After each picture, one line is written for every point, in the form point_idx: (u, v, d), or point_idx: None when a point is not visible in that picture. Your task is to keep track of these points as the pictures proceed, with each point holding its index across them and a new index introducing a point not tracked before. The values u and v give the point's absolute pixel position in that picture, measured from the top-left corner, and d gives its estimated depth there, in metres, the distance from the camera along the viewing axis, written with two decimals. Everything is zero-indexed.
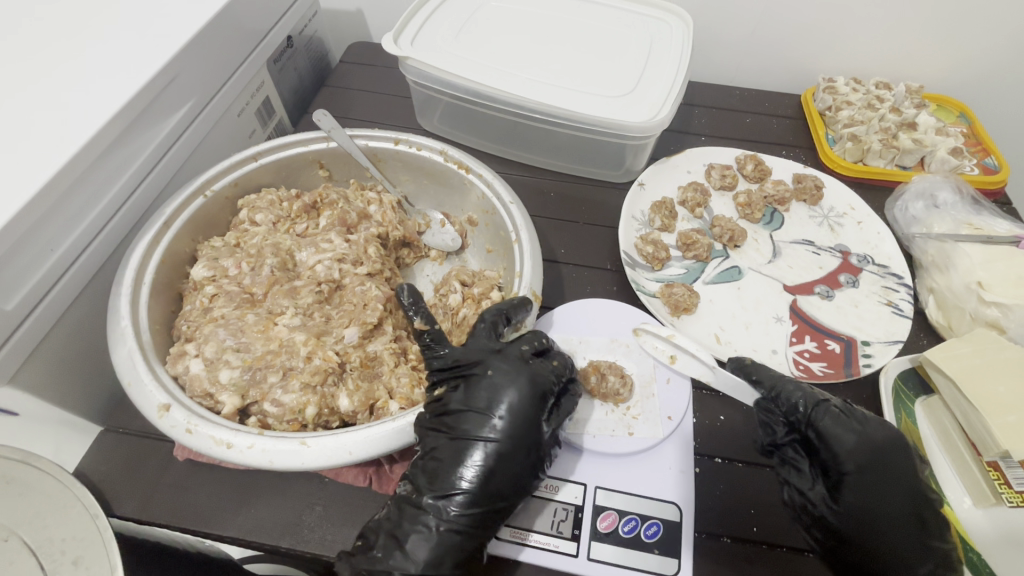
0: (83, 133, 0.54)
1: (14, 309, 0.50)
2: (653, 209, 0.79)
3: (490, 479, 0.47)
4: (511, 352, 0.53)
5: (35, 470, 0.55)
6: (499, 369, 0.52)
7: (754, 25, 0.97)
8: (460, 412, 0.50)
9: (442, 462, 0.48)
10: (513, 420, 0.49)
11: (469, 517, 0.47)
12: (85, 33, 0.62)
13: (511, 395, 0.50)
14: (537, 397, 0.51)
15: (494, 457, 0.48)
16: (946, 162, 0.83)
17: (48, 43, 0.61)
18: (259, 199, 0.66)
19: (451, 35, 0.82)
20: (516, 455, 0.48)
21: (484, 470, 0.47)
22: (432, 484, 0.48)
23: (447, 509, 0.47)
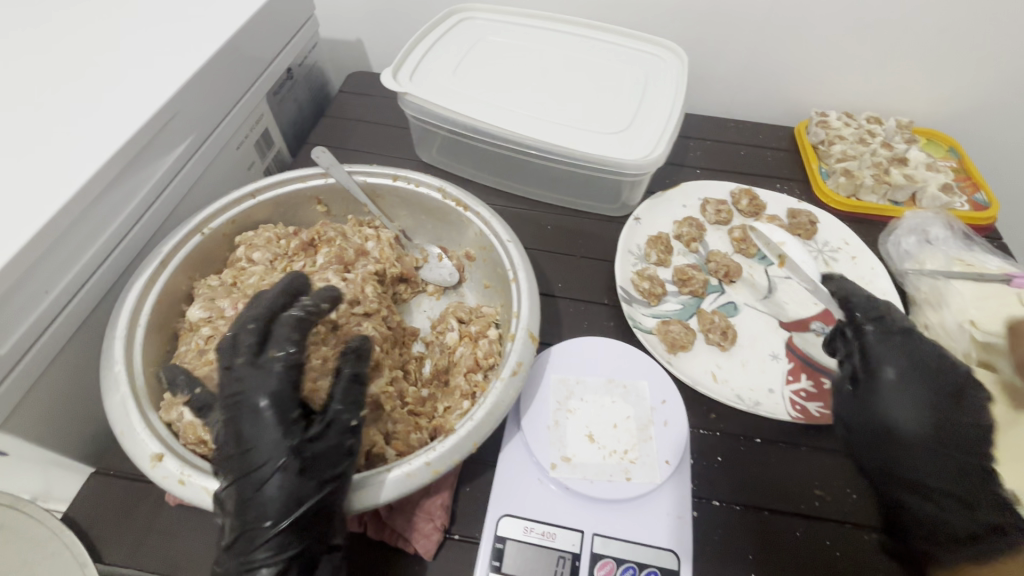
0: (81, 175, 0.54)
1: (6, 354, 0.49)
2: (649, 244, 0.80)
3: (299, 501, 0.44)
4: (243, 370, 0.47)
5: (23, 517, 0.54)
6: (250, 390, 0.46)
7: (747, 61, 0.99)
8: (247, 439, 0.45)
9: (240, 496, 0.44)
10: (272, 440, 0.45)
11: (268, 550, 0.43)
12: (84, 72, 0.63)
13: (239, 431, 0.45)
14: (280, 416, 0.45)
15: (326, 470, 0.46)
16: (938, 198, 0.85)
17: (40, 82, 0.61)
18: (257, 237, 0.66)
19: (449, 70, 0.83)
20: (279, 476, 0.44)
21: (287, 499, 0.44)
22: (246, 533, 0.43)
23: (246, 551, 0.43)
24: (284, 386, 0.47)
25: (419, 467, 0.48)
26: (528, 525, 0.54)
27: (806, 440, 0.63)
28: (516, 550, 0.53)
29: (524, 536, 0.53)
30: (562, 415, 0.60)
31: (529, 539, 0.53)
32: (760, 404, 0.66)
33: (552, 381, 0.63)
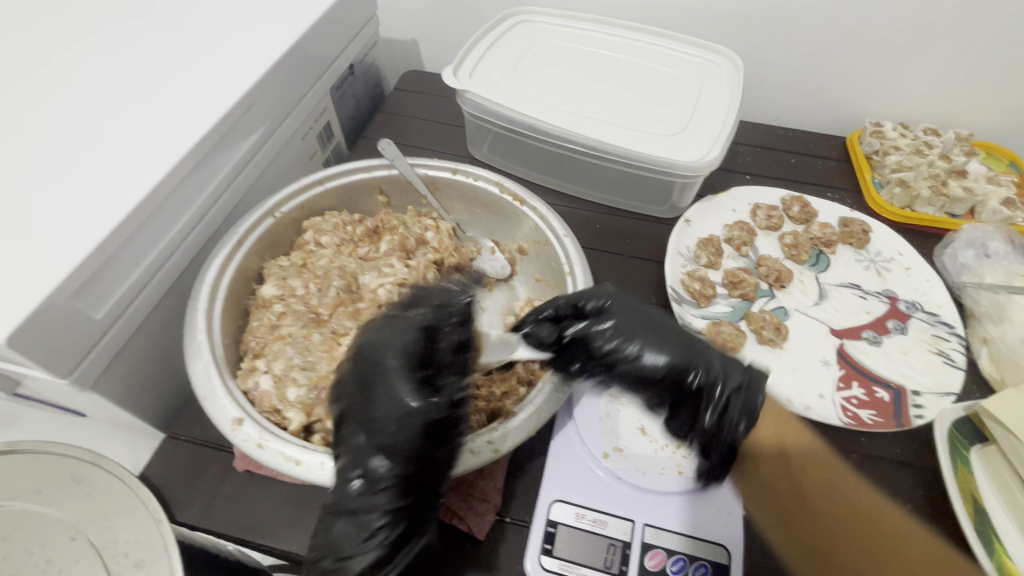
0: (171, 156, 0.58)
1: (101, 319, 0.53)
2: (699, 246, 0.80)
3: (415, 453, 0.47)
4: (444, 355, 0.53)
5: (104, 472, 0.58)
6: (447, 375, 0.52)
7: (800, 69, 0.99)
8: (380, 394, 0.49)
9: (359, 444, 0.47)
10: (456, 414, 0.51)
11: (387, 498, 0.46)
12: (173, 63, 0.67)
13: (369, 385, 0.50)
14: (410, 376, 0.50)
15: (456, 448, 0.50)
16: (999, 213, 0.83)
17: (131, 69, 0.65)
18: (325, 222, 0.69)
19: (506, 70, 0.86)
20: (406, 427, 0.47)
21: (405, 450, 0.47)
22: (355, 469, 0.46)
23: (362, 497, 0.46)
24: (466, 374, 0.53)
25: (483, 446, 0.50)
26: (579, 511, 0.55)
27: (856, 447, 0.64)
28: (567, 535, 0.54)
29: (576, 522, 0.54)
30: (613, 408, 0.62)
31: (580, 525, 0.54)
32: (810, 409, 0.66)
33: None
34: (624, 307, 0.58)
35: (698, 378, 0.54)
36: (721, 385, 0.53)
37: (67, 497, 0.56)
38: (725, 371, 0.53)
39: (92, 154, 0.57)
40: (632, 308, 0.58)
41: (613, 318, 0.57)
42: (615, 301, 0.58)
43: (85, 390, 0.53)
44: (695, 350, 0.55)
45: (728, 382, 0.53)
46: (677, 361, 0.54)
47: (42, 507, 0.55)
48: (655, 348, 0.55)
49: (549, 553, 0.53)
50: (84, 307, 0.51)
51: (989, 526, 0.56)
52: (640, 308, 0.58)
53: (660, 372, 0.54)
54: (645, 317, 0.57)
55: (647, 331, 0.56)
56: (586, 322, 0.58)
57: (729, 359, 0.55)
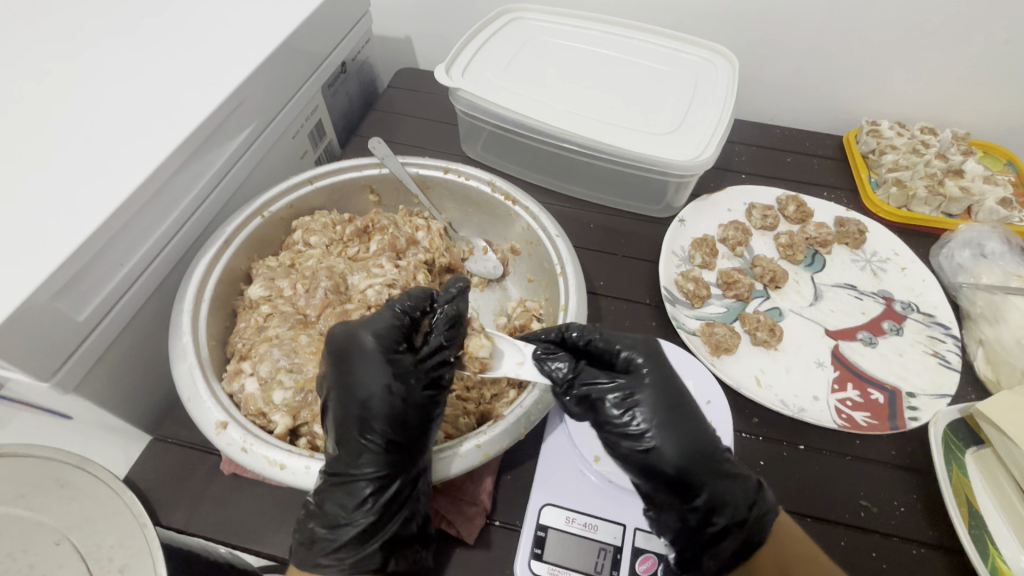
0: (157, 156, 0.57)
1: (84, 320, 0.52)
2: (694, 246, 0.80)
3: (398, 420, 0.49)
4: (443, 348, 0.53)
5: (88, 475, 0.57)
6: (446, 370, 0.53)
7: (797, 67, 0.98)
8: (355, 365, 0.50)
9: (344, 416, 0.49)
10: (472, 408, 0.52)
11: (371, 466, 0.48)
12: (161, 60, 0.66)
13: (346, 359, 0.50)
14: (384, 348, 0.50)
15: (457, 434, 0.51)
16: (995, 212, 0.82)
17: (116, 66, 0.64)
18: (314, 222, 0.68)
19: (499, 68, 0.85)
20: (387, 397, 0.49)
21: (388, 419, 0.49)
22: (350, 449, 0.48)
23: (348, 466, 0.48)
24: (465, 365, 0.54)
25: (470, 449, 0.50)
26: (569, 515, 0.54)
27: (851, 449, 0.63)
28: (558, 539, 0.53)
29: (566, 526, 0.54)
30: None
31: (570, 529, 0.54)
32: (804, 410, 0.65)
33: None
34: (660, 383, 0.52)
35: (695, 489, 0.49)
36: (722, 504, 0.49)
37: (50, 501, 0.55)
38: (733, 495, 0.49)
39: (75, 153, 0.56)
40: (668, 393, 0.52)
41: (642, 392, 0.51)
42: (653, 371, 0.53)
43: (68, 393, 0.53)
44: (712, 462, 0.49)
45: (733, 506, 0.49)
46: (685, 469, 0.49)
47: (26, 510, 0.55)
48: (670, 446, 0.49)
49: (538, 557, 0.52)
50: (66, 309, 0.50)
51: (986, 530, 0.55)
52: (676, 396, 0.52)
53: (666, 467, 0.49)
54: (678, 410, 0.51)
55: (671, 421, 0.50)
56: (612, 383, 0.52)
57: (743, 489, 0.49)
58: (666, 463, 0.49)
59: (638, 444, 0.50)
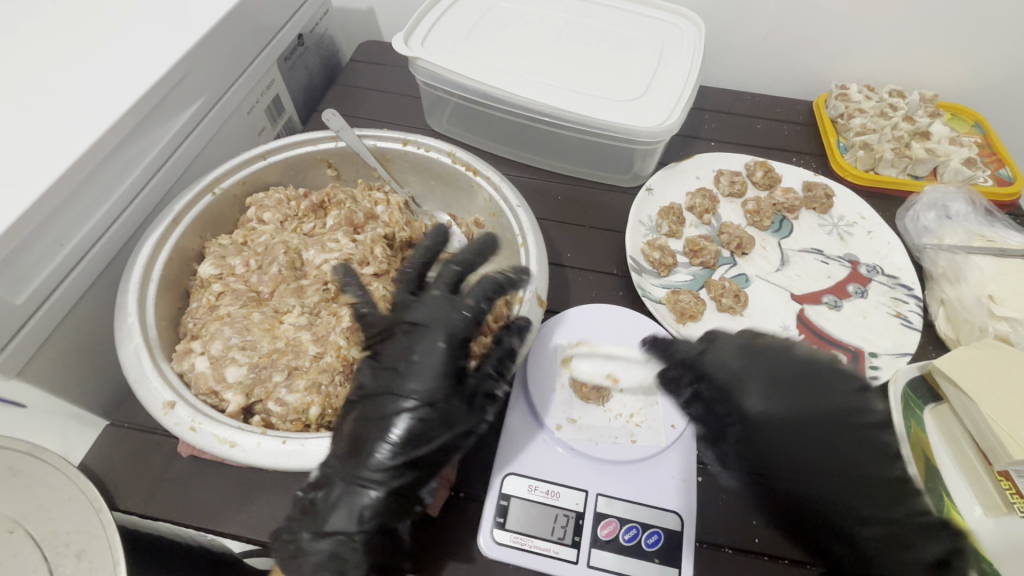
0: (94, 132, 0.54)
1: (23, 304, 0.50)
2: (660, 214, 0.79)
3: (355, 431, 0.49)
4: (425, 306, 0.52)
5: (40, 462, 0.55)
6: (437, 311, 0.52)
7: (767, 31, 0.96)
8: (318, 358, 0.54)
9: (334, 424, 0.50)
10: (424, 379, 0.49)
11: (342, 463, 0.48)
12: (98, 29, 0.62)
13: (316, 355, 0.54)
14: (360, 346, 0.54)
15: (416, 405, 0.48)
16: (960, 172, 0.82)
17: (46, 36, 0.60)
18: (268, 198, 0.67)
19: (460, 37, 0.82)
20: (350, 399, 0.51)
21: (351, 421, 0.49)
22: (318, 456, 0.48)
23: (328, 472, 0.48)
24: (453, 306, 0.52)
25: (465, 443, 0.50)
26: (532, 484, 0.55)
27: None
28: (520, 507, 0.53)
29: (529, 495, 0.54)
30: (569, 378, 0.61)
31: (533, 498, 0.54)
32: None
33: (559, 346, 0.64)
34: (808, 396, 0.52)
35: (837, 509, 0.48)
36: (869, 526, 0.48)
37: (3, 490, 0.54)
38: (868, 513, 0.48)
39: (3, 130, 0.53)
40: (813, 402, 0.52)
41: (777, 406, 0.52)
42: (739, 390, 0.52)
43: (11, 379, 0.51)
44: (857, 483, 0.49)
45: (871, 529, 0.47)
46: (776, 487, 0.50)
47: None
48: (819, 461, 0.50)
49: (502, 526, 0.52)
50: (1, 292, 0.48)
51: (941, 484, 0.57)
52: (812, 405, 0.52)
53: (829, 490, 0.49)
54: (829, 427, 0.51)
55: (803, 418, 0.51)
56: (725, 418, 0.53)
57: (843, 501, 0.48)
58: (821, 482, 0.49)
59: (796, 463, 0.50)
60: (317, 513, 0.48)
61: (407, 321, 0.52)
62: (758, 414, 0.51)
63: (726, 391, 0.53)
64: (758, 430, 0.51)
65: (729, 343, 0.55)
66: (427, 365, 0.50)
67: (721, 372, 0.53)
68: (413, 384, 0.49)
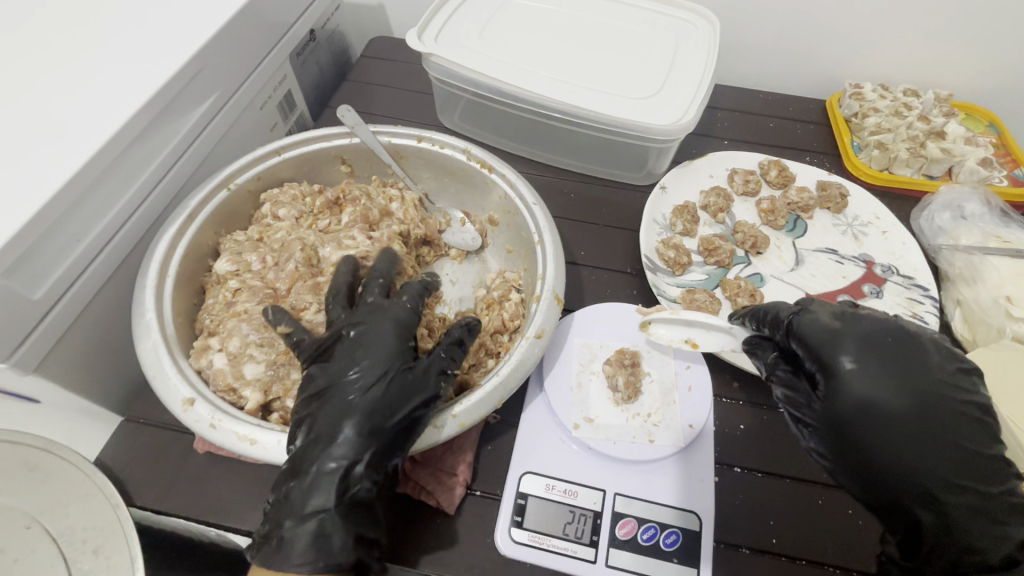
0: (110, 126, 0.54)
1: (40, 299, 0.50)
2: (675, 213, 0.79)
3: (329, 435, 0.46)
4: (368, 308, 0.53)
5: (56, 458, 0.55)
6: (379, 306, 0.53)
7: (780, 29, 0.96)
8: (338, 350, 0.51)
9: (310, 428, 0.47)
10: (371, 366, 0.49)
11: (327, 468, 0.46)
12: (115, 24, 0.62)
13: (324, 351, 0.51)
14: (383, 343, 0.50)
15: (365, 386, 0.48)
16: (976, 173, 0.82)
17: (60, 30, 0.60)
18: (282, 194, 0.67)
19: (474, 33, 0.81)
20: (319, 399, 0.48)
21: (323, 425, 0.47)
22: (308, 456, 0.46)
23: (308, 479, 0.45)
24: (392, 304, 0.53)
25: (446, 420, 0.49)
26: (550, 483, 0.55)
27: None
28: (538, 506, 0.53)
29: (547, 494, 0.54)
30: (585, 377, 0.61)
31: (550, 497, 0.54)
32: None
33: (575, 345, 0.64)
34: (908, 360, 0.46)
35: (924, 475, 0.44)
36: (959, 496, 0.44)
37: (19, 485, 0.54)
38: (954, 480, 0.44)
39: (20, 125, 0.53)
40: (916, 366, 0.46)
41: (883, 372, 0.46)
42: (846, 345, 0.47)
43: (27, 374, 0.51)
44: (953, 452, 0.44)
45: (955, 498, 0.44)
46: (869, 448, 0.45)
47: None
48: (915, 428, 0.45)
49: (519, 525, 0.52)
50: (19, 287, 0.48)
51: None
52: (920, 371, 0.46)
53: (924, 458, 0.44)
54: (933, 397, 0.45)
55: (910, 377, 0.46)
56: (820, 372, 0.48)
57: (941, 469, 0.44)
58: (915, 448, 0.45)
59: (890, 424, 0.45)
60: (292, 497, 0.45)
61: (352, 324, 0.52)
62: (855, 375, 0.46)
63: (818, 351, 0.48)
64: (858, 392, 0.46)
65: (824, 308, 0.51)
66: (375, 350, 0.50)
67: (816, 330, 0.49)
68: (364, 366, 0.49)
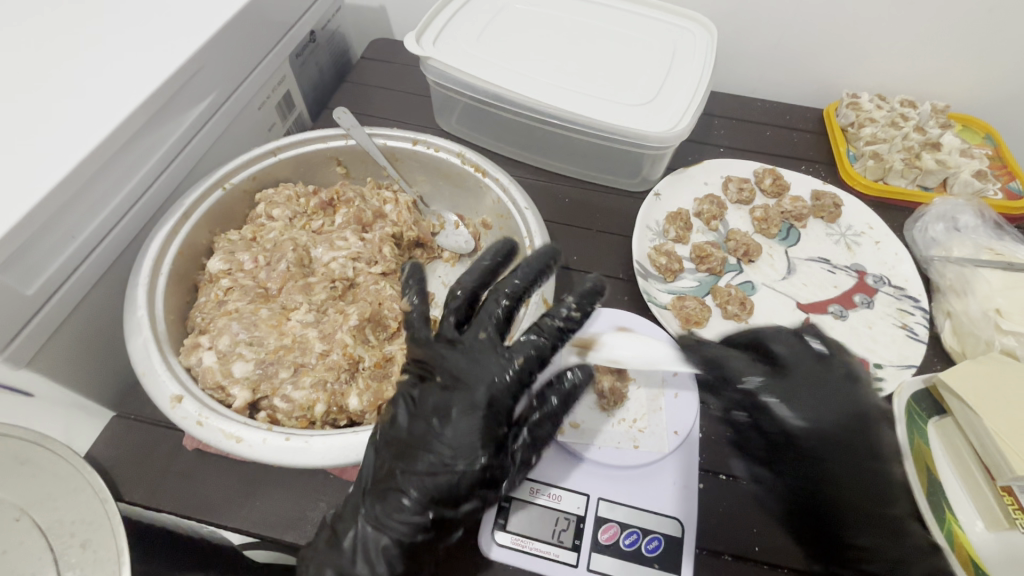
0: (107, 125, 0.54)
1: (34, 295, 0.51)
2: (668, 220, 0.79)
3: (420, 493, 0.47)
4: (471, 350, 0.52)
5: (46, 451, 0.56)
6: (482, 363, 0.51)
7: (778, 38, 0.96)
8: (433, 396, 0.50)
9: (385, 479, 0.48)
10: (463, 437, 0.48)
11: (404, 525, 0.47)
12: (116, 22, 0.63)
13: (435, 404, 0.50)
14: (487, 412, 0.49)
15: (444, 467, 0.48)
16: (970, 185, 0.82)
17: (59, 27, 0.61)
18: (277, 194, 0.67)
19: (472, 37, 0.82)
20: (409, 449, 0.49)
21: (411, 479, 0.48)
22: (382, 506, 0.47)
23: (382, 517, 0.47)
24: (496, 368, 0.51)
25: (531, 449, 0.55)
26: (534, 487, 0.55)
27: None
28: (521, 509, 0.54)
29: (531, 497, 0.54)
30: None
31: (534, 500, 0.54)
32: None
33: None
34: (840, 392, 0.53)
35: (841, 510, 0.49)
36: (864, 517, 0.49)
37: (10, 478, 0.54)
38: (867, 522, 0.48)
39: (19, 121, 0.53)
40: (853, 426, 0.52)
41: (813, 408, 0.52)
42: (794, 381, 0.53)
43: (20, 368, 0.51)
44: (870, 493, 0.49)
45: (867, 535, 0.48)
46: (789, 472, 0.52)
47: None
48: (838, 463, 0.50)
49: (502, 528, 0.53)
50: (13, 282, 0.48)
51: (943, 497, 0.57)
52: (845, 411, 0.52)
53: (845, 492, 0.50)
54: (864, 428, 0.52)
55: (836, 407, 0.52)
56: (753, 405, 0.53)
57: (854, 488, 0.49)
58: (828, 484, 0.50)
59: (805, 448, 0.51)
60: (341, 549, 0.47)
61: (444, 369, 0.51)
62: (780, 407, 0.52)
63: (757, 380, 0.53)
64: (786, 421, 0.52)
65: (798, 362, 0.54)
66: (460, 428, 0.49)
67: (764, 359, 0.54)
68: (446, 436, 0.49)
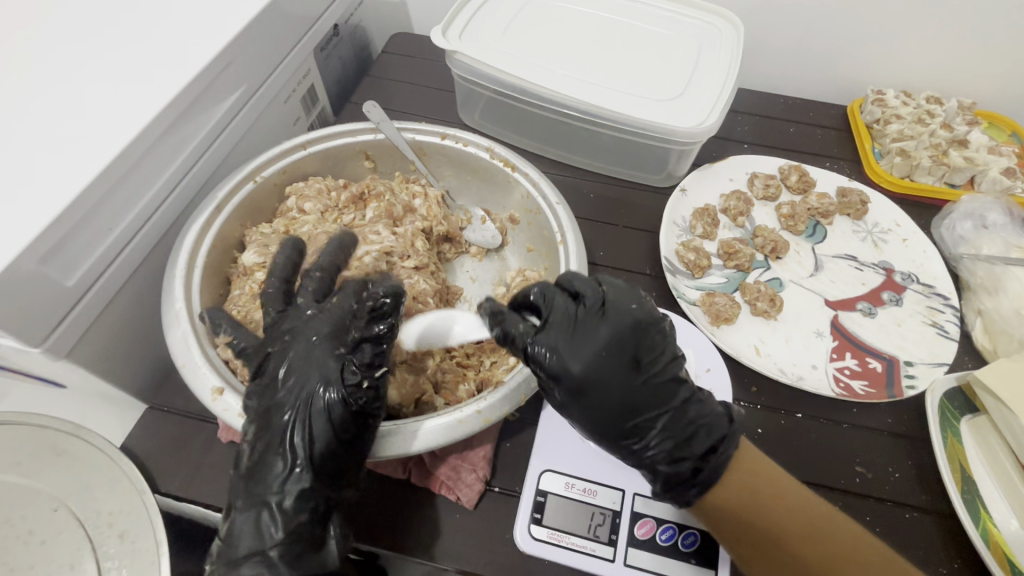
0: (144, 116, 0.54)
1: (73, 286, 0.51)
2: (695, 216, 0.79)
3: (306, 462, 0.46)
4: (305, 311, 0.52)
5: (81, 442, 0.56)
6: (301, 333, 0.51)
7: (803, 34, 0.95)
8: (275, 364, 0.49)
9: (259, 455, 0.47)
10: (303, 386, 0.48)
11: (292, 498, 0.46)
12: (154, 14, 0.63)
13: (274, 380, 0.49)
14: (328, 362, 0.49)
15: (297, 421, 0.47)
16: (999, 182, 0.81)
17: (93, 20, 0.61)
18: (308, 187, 0.67)
19: (498, 31, 0.82)
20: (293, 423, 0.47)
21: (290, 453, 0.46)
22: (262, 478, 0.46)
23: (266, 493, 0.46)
24: (324, 344, 0.50)
25: (470, 415, 0.49)
26: (569, 482, 0.55)
27: (847, 418, 0.64)
28: (556, 504, 0.54)
29: (565, 492, 0.54)
30: None
31: (569, 495, 0.54)
32: (802, 379, 0.65)
33: None
34: (585, 324, 0.48)
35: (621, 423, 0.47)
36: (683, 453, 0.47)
37: (47, 468, 0.55)
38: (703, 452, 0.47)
39: (57, 113, 0.53)
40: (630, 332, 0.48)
41: (585, 350, 0.47)
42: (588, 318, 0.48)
43: (59, 360, 0.52)
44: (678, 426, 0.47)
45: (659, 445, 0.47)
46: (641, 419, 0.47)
47: (23, 478, 0.54)
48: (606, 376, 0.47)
49: (538, 522, 0.53)
50: (55, 273, 0.49)
51: (977, 496, 0.56)
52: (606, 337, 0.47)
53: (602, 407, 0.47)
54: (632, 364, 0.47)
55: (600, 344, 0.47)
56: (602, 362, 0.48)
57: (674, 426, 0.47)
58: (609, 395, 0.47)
59: (626, 395, 0.47)
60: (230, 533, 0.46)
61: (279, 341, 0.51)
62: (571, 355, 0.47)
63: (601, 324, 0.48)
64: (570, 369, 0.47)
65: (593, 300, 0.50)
66: (302, 375, 0.48)
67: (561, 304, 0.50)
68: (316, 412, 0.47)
